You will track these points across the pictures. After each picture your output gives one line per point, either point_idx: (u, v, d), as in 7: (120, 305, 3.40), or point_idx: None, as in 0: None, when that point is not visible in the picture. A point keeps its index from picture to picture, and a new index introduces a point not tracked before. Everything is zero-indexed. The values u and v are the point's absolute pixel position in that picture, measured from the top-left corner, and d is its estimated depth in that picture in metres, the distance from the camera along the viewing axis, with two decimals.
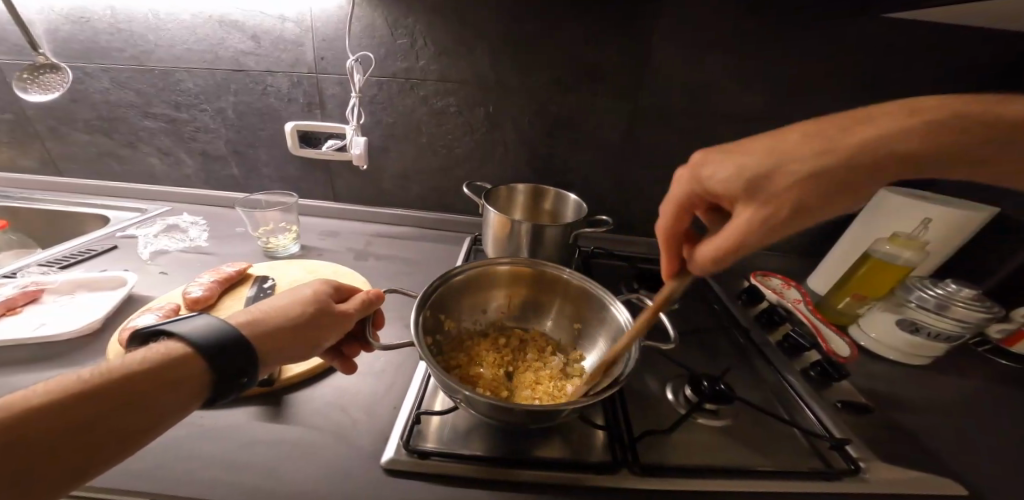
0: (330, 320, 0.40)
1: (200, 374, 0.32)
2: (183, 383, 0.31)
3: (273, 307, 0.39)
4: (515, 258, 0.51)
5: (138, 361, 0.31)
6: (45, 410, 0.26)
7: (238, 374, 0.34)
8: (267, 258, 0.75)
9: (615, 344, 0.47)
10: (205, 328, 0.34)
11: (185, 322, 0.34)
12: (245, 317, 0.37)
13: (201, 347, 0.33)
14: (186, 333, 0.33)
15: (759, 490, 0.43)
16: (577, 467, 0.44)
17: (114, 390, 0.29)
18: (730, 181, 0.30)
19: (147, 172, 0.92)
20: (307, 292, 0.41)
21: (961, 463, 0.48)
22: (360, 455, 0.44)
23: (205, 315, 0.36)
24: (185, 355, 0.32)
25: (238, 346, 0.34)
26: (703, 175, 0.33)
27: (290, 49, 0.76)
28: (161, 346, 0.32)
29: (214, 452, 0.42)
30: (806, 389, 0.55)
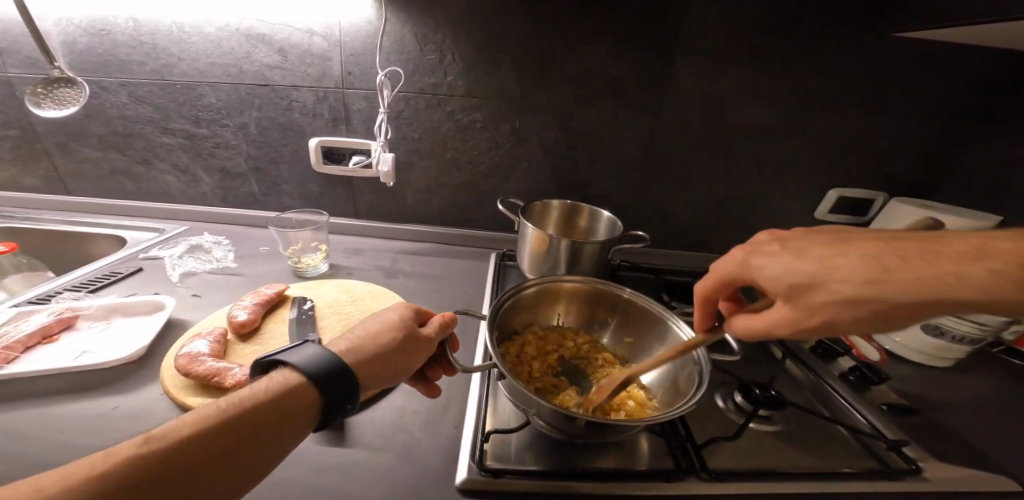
0: (418, 344, 0.40)
1: (313, 403, 0.33)
2: (302, 411, 0.32)
3: (368, 332, 0.39)
4: (579, 275, 0.52)
5: (264, 391, 0.31)
6: (192, 442, 0.27)
7: (347, 401, 0.34)
8: (297, 278, 0.74)
9: (677, 359, 0.49)
10: (316, 357, 0.34)
11: (296, 351, 0.35)
12: (346, 345, 0.37)
13: (315, 377, 0.33)
14: (299, 362, 0.34)
15: (819, 491, 0.44)
16: (639, 478, 0.44)
17: (249, 419, 0.30)
18: (800, 275, 0.31)
19: (162, 190, 0.89)
20: (394, 317, 0.41)
21: (1003, 459, 0.51)
22: (432, 474, 0.43)
23: (312, 343, 0.36)
24: (301, 385, 0.33)
25: (343, 374, 0.34)
26: (755, 264, 0.34)
27: (317, 64, 0.76)
28: (281, 376, 0.33)
29: (287, 478, 0.41)
30: (849, 393, 0.57)
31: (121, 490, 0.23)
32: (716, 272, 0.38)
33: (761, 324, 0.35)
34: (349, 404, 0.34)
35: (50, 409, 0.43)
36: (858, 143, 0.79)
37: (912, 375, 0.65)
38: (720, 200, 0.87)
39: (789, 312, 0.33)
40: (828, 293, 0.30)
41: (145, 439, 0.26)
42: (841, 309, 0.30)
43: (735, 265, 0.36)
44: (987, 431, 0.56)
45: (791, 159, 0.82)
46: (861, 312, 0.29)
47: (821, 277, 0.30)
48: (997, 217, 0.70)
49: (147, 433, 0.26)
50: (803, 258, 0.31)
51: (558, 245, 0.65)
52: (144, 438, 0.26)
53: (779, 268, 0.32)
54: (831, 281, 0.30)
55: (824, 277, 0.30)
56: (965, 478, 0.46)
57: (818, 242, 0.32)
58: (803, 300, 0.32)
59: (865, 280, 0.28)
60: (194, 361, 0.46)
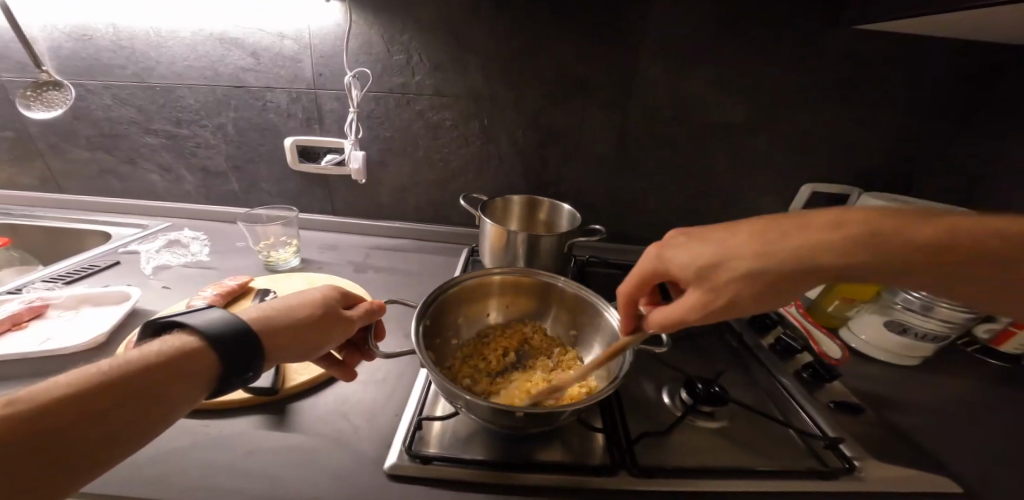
0: (335, 321, 0.43)
1: (209, 366, 0.35)
2: (194, 373, 0.34)
3: (283, 305, 0.41)
4: (512, 266, 0.52)
5: (147, 355, 0.33)
6: (67, 404, 0.28)
7: (243, 368, 0.36)
8: (267, 272, 0.76)
9: (610, 349, 0.50)
10: (215, 321, 0.37)
11: (198, 315, 0.37)
12: (255, 312, 0.40)
13: (211, 340, 0.35)
14: (198, 325, 0.36)
15: (755, 489, 0.44)
16: (577, 470, 0.45)
17: (130, 383, 0.31)
18: (703, 257, 0.35)
19: (148, 188, 0.93)
20: (316, 295, 0.43)
21: (954, 461, 0.49)
22: (363, 460, 0.44)
23: (217, 309, 0.38)
24: (194, 346, 0.35)
25: (241, 339, 0.36)
26: (667, 256, 0.38)
27: (288, 66, 0.78)
28: (177, 339, 0.35)
29: (222, 460, 0.42)
30: (799, 390, 0.57)
31: None
32: (633, 272, 0.41)
33: (675, 313, 0.37)
34: (250, 370, 0.36)
35: (6, 389, 0.46)
36: (830, 138, 0.77)
37: (874, 375, 0.64)
38: (693, 197, 0.86)
39: (698, 298, 0.35)
40: (732, 269, 0.33)
41: (7, 402, 0.26)
42: (748, 282, 0.33)
43: (654, 258, 0.39)
44: (942, 431, 0.54)
45: (762, 154, 0.81)
46: (761, 284, 0.33)
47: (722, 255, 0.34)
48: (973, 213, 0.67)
49: (11, 395, 0.26)
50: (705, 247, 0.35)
51: (514, 239, 0.66)
52: (7, 400, 0.26)
53: (688, 257, 0.36)
54: (723, 258, 0.34)
55: (721, 258, 0.34)
56: (903, 477, 0.46)
57: (710, 231, 0.36)
58: (713, 281, 0.34)
59: (753, 248, 0.33)
60: None
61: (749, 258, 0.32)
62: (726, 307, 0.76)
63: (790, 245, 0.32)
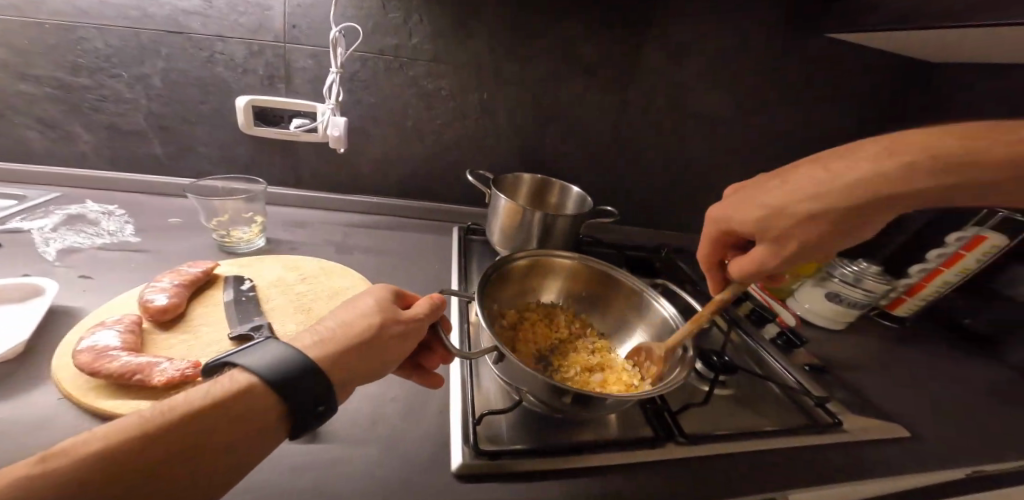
0: (399, 329, 0.36)
1: (276, 409, 0.28)
2: (255, 417, 0.27)
3: (340, 323, 0.34)
4: (569, 251, 0.53)
5: (199, 397, 0.26)
6: (115, 456, 0.22)
7: (315, 403, 0.29)
8: (225, 255, 0.63)
9: (658, 333, 0.51)
10: (272, 356, 0.29)
11: (250, 350, 0.30)
12: (311, 339, 0.33)
13: (271, 379, 0.28)
14: (252, 363, 0.29)
15: (775, 446, 0.50)
16: (632, 445, 0.46)
17: (188, 427, 0.25)
18: (762, 210, 0.34)
19: (19, 148, 0.69)
20: (370, 303, 0.37)
21: (893, 406, 0.62)
22: (423, 463, 0.40)
23: (270, 340, 0.31)
24: (251, 387, 0.28)
25: (308, 370, 0.29)
26: (725, 215, 0.39)
27: (251, 12, 0.64)
28: (231, 379, 0.28)
29: (252, 484, 0.34)
30: (781, 356, 0.66)
31: None
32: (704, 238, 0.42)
33: (751, 262, 0.38)
34: (322, 404, 0.29)
35: None
36: None
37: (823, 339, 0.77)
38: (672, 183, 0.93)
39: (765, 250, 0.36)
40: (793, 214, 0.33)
41: (43, 458, 0.20)
42: (813, 222, 0.32)
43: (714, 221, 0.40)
44: (877, 382, 0.68)
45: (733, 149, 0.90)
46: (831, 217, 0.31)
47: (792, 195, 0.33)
48: None
49: (48, 450, 0.21)
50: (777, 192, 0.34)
51: (530, 218, 0.64)
52: (44, 456, 0.21)
53: (750, 214, 0.36)
54: (784, 201, 0.33)
55: (779, 207, 0.33)
56: (871, 426, 0.56)
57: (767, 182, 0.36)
58: (772, 230, 0.34)
59: (812, 183, 0.32)
60: (102, 358, 0.36)
61: (811, 195, 0.31)
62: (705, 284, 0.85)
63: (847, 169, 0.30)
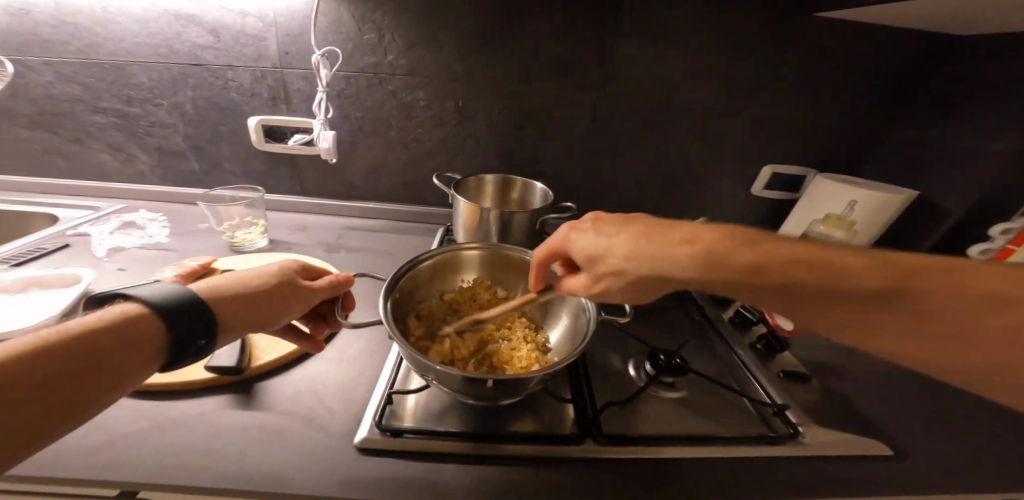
0: (293, 291, 0.44)
1: (158, 336, 0.34)
2: (140, 342, 0.33)
3: (239, 277, 0.42)
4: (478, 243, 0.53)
5: (87, 324, 0.31)
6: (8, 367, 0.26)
7: (194, 337, 0.35)
8: (233, 253, 0.74)
9: (575, 319, 0.51)
10: (163, 292, 0.36)
11: (143, 287, 0.36)
12: (210, 285, 0.40)
13: (158, 308, 0.34)
14: (146, 296, 0.35)
15: (713, 455, 0.46)
16: (546, 439, 0.46)
17: (75, 350, 0.30)
18: (591, 248, 0.40)
19: (98, 169, 0.87)
20: (274, 267, 0.45)
21: (888, 421, 0.54)
22: (335, 435, 0.44)
23: (166, 281, 0.38)
24: (142, 316, 0.34)
25: (191, 309, 0.36)
26: (572, 238, 0.43)
27: (251, 44, 0.75)
28: (122, 309, 0.34)
29: (185, 440, 0.41)
30: (753, 360, 0.61)
31: None
32: (545, 242, 0.46)
33: (572, 284, 0.44)
34: (203, 337, 0.36)
35: None
36: (788, 124, 0.82)
37: (825, 344, 0.68)
38: (661, 178, 0.89)
39: (585, 278, 0.42)
40: (608, 263, 0.39)
41: None
42: (619, 275, 0.38)
43: (559, 237, 0.44)
44: (880, 395, 0.59)
45: (727, 137, 0.84)
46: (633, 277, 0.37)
47: (604, 248, 0.39)
48: (913, 194, 0.73)
49: None
50: (614, 243, 0.38)
51: (487, 216, 0.67)
52: None
53: (585, 243, 0.41)
54: (608, 251, 0.39)
55: (602, 253, 0.39)
56: (840, 441, 0.49)
57: (613, 226, 0.40)
58: (596, 268, 0.40)
59: (632, 249, 0.37)
60: None
61: (625, 256, 0.37)
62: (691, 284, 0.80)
63: (659, 251, 0.36)
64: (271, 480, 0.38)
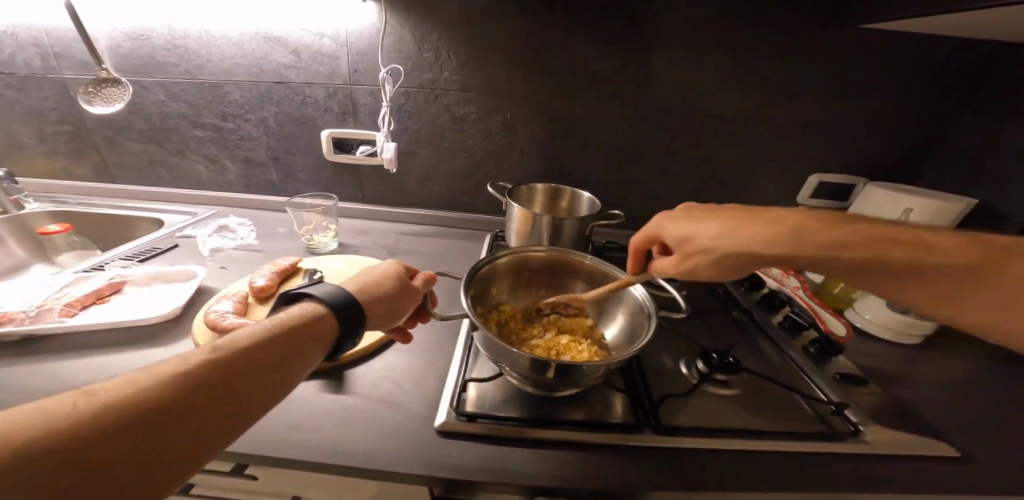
0: (408, 292, 0.49)
1: (333, 331, 0.41)
2: (322, 337, 0.40)
3: (372, 279, 0.47)
4: (545, 245, 0.58)
5: (293, 319, 0.39)
6: (247, 354, 0.35)
7: (354, 333, 0.42)
8: (310, 254, 0.83)
9: (632, 315, 0.55)
10: (334, 294, 0.42)
11: (317, 288, 0.43)
12: (355, 286, 0.45)
13: (336, 310, 0.41)
14: (324, 297, 0.42)
15: (769, 448, 0.48)
16: (609, 427, 0.49)
17: (286, 338, 0.37)
18: (685, 232, 0.45)
19: (193, 177, 1.00)
20: (391, 269, 0.49)
21: (945, 425, 0.53)
22: (415, 419, 0.50)
23: (329, 283, 0.44)
24: (325, 314, 0.41)
25: (355, 311, 0.42)
26: (665, 226, 0.47)
27: (327, 63, 0.84)
28: (311, 306, 0.42)
29: (295, 419, 0.48)
30: (807, 361, 0.61)
31: (193, 384, 0.31)
32: (643, 229, 0.50)
33: (660, 265, 0.49)
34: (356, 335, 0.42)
35: (104, 354, 0.52)
36: (836, 128, 0.82)
37: (876, 351, 0.68)
38: (704, 184, 0.91)
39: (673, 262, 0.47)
40: (699, 245, 0.44)
41: (215, 347, 0.34)
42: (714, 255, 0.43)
43: (653, 224, 0.49)
44: (937, 400, 0.58)
45: (771, 143, 0.85)
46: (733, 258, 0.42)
47: (695, 232, 0.44)
48: (972, 201, 0.71)
49: (214, 343, 0.34)
50: (706, 229, 0.43)
51: (540, 222, 0.72)
52: (212, 346, 0.34)
53: (682, 228, 0.45)
54: (702, 234, 0.43)
55: (699, 236, 0.44)
56: (902, 441, 0.49)
57: (708, 216, 0.44)
58: (685, 249, 0.45)
59: (725, 231, 0.42)
60: (219, 318, 0.55)
61: (717, 235, 0.42)
62: (737, 288, 0.81)
63: (752, 232, 0.41)
64: (369, 458, 0.45)
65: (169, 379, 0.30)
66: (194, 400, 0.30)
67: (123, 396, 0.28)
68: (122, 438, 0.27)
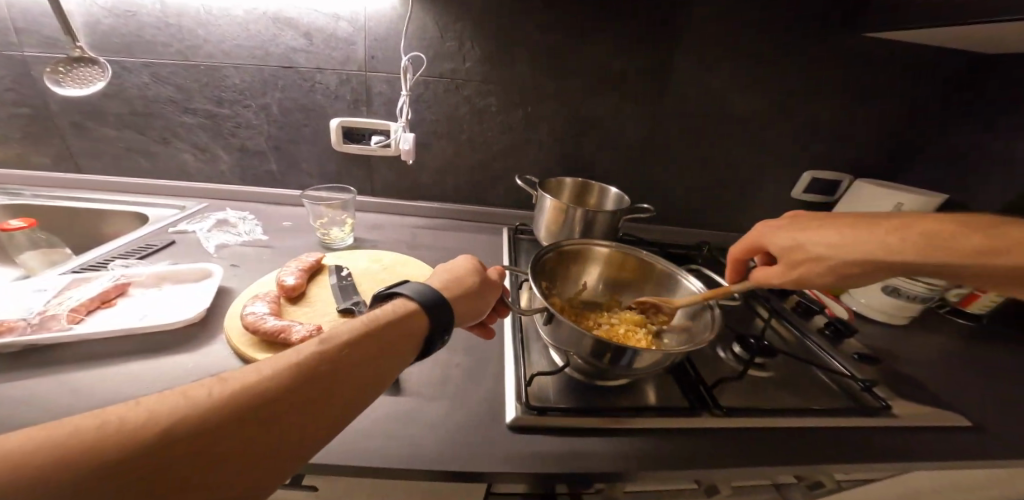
0: (488, 288, 0.48)
1: (424, 329, 0.40)
2: (414, 333, 0.39)
3: (453, 277, 0.47)
4: (608, 239, 0.60)
5: (388, 314, 0.39)
6: (350, 347, 0.34)
7: (443, 331, 0.41)
8: (326, 250, 0.78)
9: (687, 306, 0.57)
10: (420, 292, 0.42)
11: (404, 288, 0.43)
12: (438, 284, 0.45)
13: (426, 308, 0.41)
14: (412, 294, 0.42)
15: (816, 424, 0.52)
16: (673, 413, 0.51)
17: (383, 332, 0.37)
18: (793, 239, 0.47)
19: (179, 168, 0.91)
20: (467, 265, 0.49)
21: (945, 396, 0.60)
22: (481, 417, 0.49)
23: (412, 282, 0.44)
24: (416, 310, 0.40)
25: (443, 308, 0.41)
26: (770, 233, 0.49)
27: (341, 48, 0.80)
28: (402, 303, 0.41)
29: (360, 425, 0.46)
30: (826, 344, 0.67)
31: (305, 375, 0.31)
32: (747, 237, 0.52)
33: (762, 274, 0.49)
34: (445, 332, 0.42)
35: (129, 366, 0.47)
36: (831, 130, 0.89)
37: (876, 332, 0.75)
38: (712, 179, 0.96)
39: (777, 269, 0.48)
40: (810, 251, 0.45)
41: (321, 339, 0.34)
42: (821, 264, 0.45)
43: (758, 231, 0.51)
44: (933, 374, 0.66)
45: (774, 142, 0.91)
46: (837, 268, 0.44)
47: (803, 241, 0.46)
48: (943, 197, 0.80)
49: (321, 335, 0.34)
50: (820, 235, 0.45)
51: (574, 215, 0.72)
52: (319, 339, 0.34)
53: (790, 236, 0.47)
54: (812, 243, 0.45)
55: (809, 244, 0.45)
56: (921, 413, 0.55)
57: (816, 224, 0.46)
58: (792, 256, 0.47)
59: (840, 240, 0.44)
60: (259, 319, 0.51)
61: (831, 245, 0.44)
62: None
63: (873, 241, 0.43)
64: (448, 459, 0.43)
65: (283, 371, 0.30)
66: (306, 392, 0.30)
67: (246, 385, 0.28)
68: (246, 426, 0.27)
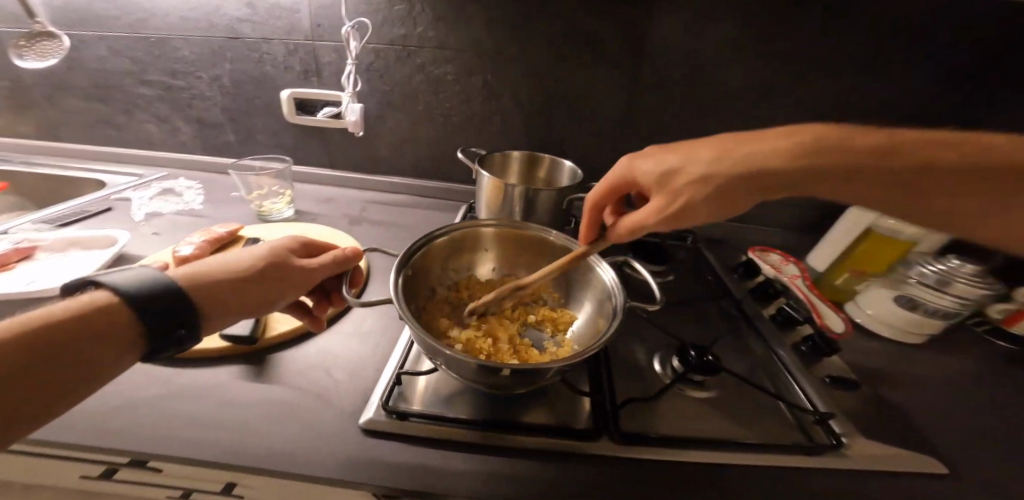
0: (288, 273, 0.41)
1: (133, 326, 0.31)
2: (122, 328, 0.31)
3: (230, 262, 0.39)
4: (496, 220, 0.51)
5: (66, 310, 0.29)
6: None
7: (177, 324, 0.32)
8: (260, 222, 0.75)
9: (600, 303, 0.48)
10: (139, 279, 0.33)
11: (114, 274, 0.33)
12: (190, 271, 0.36)
13: (133, 299, 0.31)
14: (119, 283, 0.32)
15: (742, 462, 0.41)
16: (561, 433, 0.42)
17: (62, 333, 0.28)
18: (665, 164, 0.40)
19: (144, 138, 0.91)
20: (262, 248, 0.41)
21: (958, 444, 0.46)
22: (340, 415, 0.43)
23: (137, 267, 0.34)
24: (114, 304, 0.31)
25: (176, 295, 0.33)
26: (636, 165, 0.43)
27: (286, 16, 0.75)
28: (90, 297, 0.31)
29: (194, 411, 0.41)
30: (796, 362, 0.53)
31: None
32: (601, 181, 0.46)
33: (634, 217, 0.42)
34: (183, 325, 0.33)
35: None
36: (857, 103, 0.72)
37: (886, 352, 0.60)
38: None
39: (655, 203, 0.41)
40: (690, 173, 0.38)
41: None
42: (706, 185, 0.37)
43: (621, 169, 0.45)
44: (948, 411, 0.51)
45: (782, 120, 0.75)
46: (717, 186, 0.37)
47: (681, 163, 0.39)
48: None
49: None
50: (695, 153, 0.39)
51: (512, 193, 0.63)
52: None
53: (657, 165, 0.41)
54: (685, 164, 0.39)
55: (681, 164, 0.39)
56: (895, 459, 0.43)
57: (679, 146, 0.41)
58: (670, 185, 0.40)
59: (716, 154, 0.38)
60: None
61: (709, 161, 0.38)
62: (729, 274, 0.72)
63: (753, 151, 0.36)
64: (271, 460, 0.37)
65: None
66: None
67: None
68: None
